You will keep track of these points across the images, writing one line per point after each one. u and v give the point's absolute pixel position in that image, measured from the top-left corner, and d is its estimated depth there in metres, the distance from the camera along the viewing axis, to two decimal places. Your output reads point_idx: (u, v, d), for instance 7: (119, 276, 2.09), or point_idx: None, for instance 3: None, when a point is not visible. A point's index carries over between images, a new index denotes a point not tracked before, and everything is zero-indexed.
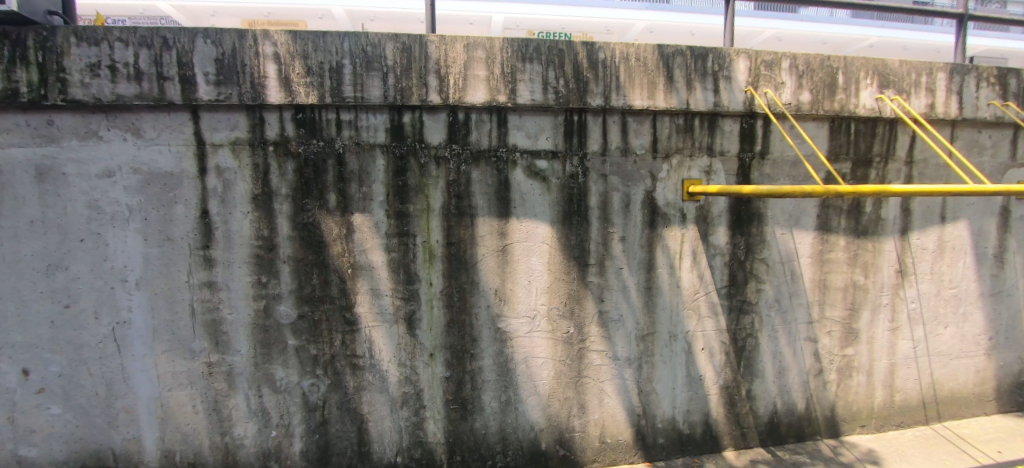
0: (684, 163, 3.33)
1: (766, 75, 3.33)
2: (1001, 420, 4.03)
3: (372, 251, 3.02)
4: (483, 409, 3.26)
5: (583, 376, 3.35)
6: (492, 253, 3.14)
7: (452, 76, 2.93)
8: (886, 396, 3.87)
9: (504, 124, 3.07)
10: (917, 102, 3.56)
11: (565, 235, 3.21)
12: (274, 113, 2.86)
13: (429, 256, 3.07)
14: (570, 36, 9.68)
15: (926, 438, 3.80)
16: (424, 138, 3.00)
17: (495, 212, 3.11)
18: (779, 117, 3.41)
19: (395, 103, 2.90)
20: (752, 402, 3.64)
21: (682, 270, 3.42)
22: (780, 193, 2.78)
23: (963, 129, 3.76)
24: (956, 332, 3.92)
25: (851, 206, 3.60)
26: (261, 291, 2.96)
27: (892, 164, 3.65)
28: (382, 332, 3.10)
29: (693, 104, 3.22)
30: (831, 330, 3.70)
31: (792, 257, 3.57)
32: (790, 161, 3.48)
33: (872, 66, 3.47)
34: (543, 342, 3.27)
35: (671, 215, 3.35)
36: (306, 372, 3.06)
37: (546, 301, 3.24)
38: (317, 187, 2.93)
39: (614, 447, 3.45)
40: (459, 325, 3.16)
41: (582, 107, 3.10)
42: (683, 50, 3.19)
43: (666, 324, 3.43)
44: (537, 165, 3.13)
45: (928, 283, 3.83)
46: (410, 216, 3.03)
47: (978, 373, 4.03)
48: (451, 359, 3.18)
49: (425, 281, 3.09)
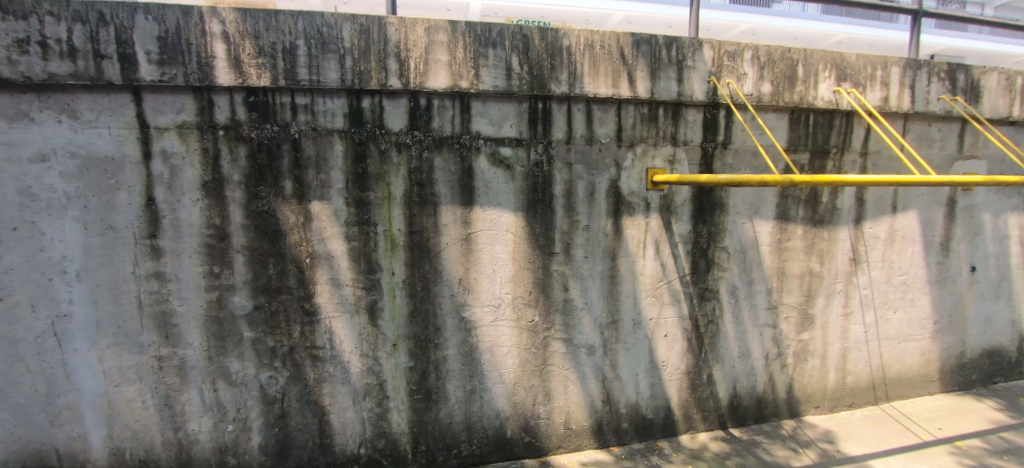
0: (648, 152, 3.34)
1: (729, 65, 3.36)
2: (942, 399, 4.27)
3: (331, 239, 2.94)
4: (448, 398, 3.24)
5: (548, 364, 3.36)
6: (456, 242, 3.10)
7: (412, 60, 2.85)
8: (838, 379, 4.03)
9: (467, 111, 3.01)
10: (872, 95, 3.66)
11: (530, 223, 3.19)
12: (224, 95, 2.72)
13: (391, 245, 3.01)
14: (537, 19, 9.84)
15: (875, 417, 3.99)
16: (384, 123, 2.91)
17: (459, 200, 3.06)
18: (740, 108, 3.45)
19: (353, 87, 2.80)
20: (713, 386, 3.73)
21: (646, 258, 3.45)
22: (738, 182, 2.83)
23: (914, 122, 3.89)
24: (904, 316, 4.11)
25: (809, 196, 3.70)
26: (213, 282, 2.84)
27: (848, 155, 3.76)
28: (342, 322, 3.03)
29: (657, 93, 3.22)
30: (788, 316, 3.82)
31: (752, 246, 3.65)
32: (751, 151, 3.54)
33: (830, 59, 3.54)
34: (508, 331, 3.26)
35: (635, 204, 3.37)
36: (263, 364, 2.97)
37: (510, 290, 3.23)
38: (271, 174, 2.82)
39: (578, 433, 3.49)
40: (422, 314, 3.12)
41: (546, 94, 3.06)
42: (648, 39, 3.18)
43: (630, 312, 3.47)
44: (501, 153, 3.09)
45: (879, 270, 3.98)
46: (370, 204, 2.95)
47: (924, 355, 4.23)
48: (414, 349, 3.14)
49: (387, 271, 3.03)
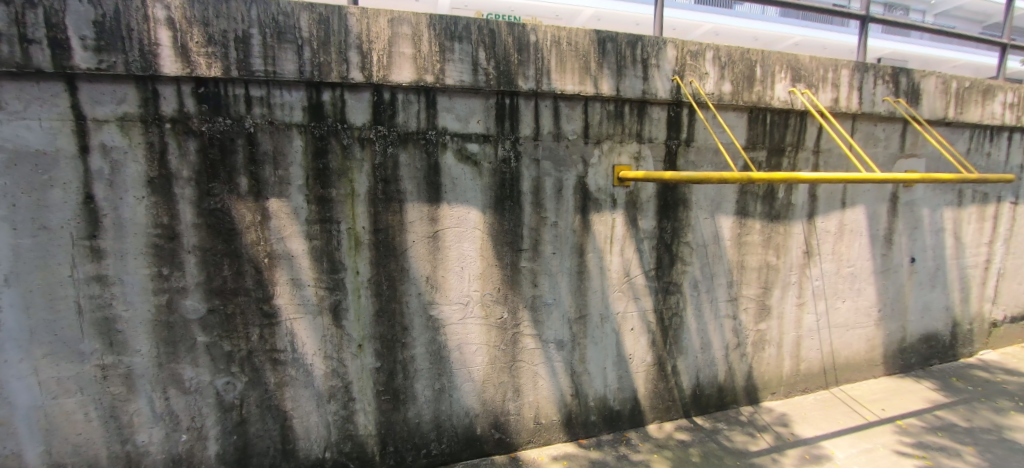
0: (615, 149, 3.37)
1: (692, 65, 3.42)
2: (885, 382, 4.56)
3: (291, 238, 2.82)
4: (416, 398, 3.19)
5: (517, 360, 3.36)
6: (422, 239, 3.04)
7: (375, 52, 2.75)
8: (793, 366, 4.22)
9: (433, 106, 2.94)
10: (824, 96, 3.83)
11: (498, 220, 3.16)
12: (170, 86, 2.54)
13: (354, 244, 2.92)
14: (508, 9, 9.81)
15: (825, 401, 4.22)
16: (346, 118, 2.81)
17: (425, 197, 3.00)
18: (702, 106, 3.53)
19: (312, 80, 2.68)
20: (677, 376, 3.84)
21: (613, 253, 3.49)
22: (700, 180, 2.90)
23: (862, 122, 4.10)
24: (852, 305, 4.34)
25: (766, 192, 3.84)
26: (162, 285, 2.67)
27: (802, 153, 3.92)
28: (305, 324, 2.92)
29: (623, 90, 3.25)
30: (747, 307, 3.96)
31: (714, 240, 3.76)
32: (712, 149, 3.64)
33: (786, 61, 3.67)
34: (476, 328, 3.23)
35: (602, 200, 3.40)
36: (218, 370, 2.82)
37: (478, 288, 3.20)
38: (225, 170, 2.67)
39: (548, 428, 3.52)
40: (389, 313, 3.05)
41: (513, 90, 3.03)
42: (614, 37, 3.20)
43: (597, 306, 3.51)
44: (468, 148, 3.04)
45: (830, 262, 4.19)
46: (332, 201, 2.84)
47: (869, 341, 4.50)
48: (381, 349, 3.07)
49: (351, 270, 2.94)
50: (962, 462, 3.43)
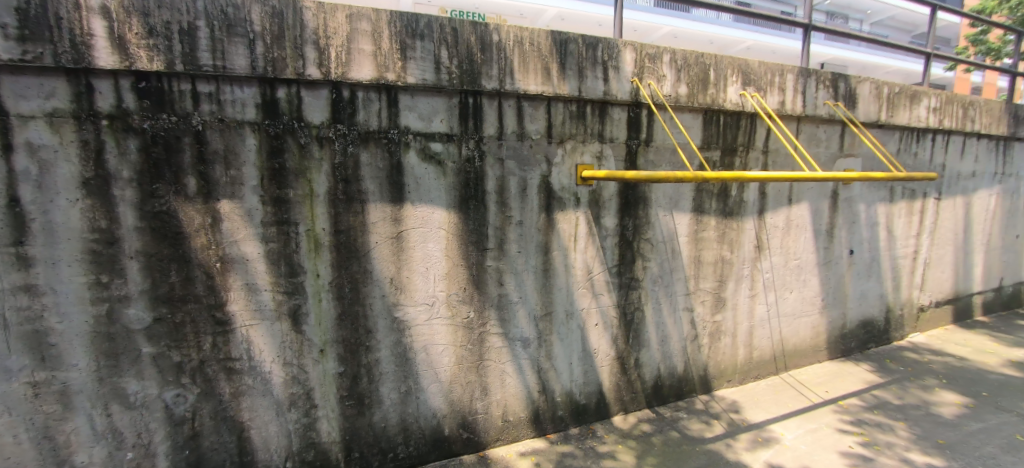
0: (577, 148, 3.42)
1: (650, 67, 3.51)
2: (828, 366, 4.87)
3: (244, 242, 2.69)
4: (381, 402, 3.13)
5: (484, 359, 3.36)
6: (385, 240, 2.97)
7: (333, 48, 2.66)
8: (747, 354, 4.44)
9: (394, 104, 2.88)
10: (771, 99, 4.03)
11: (463, 220, 3.14)
12: (107, 79, 2.36)
13: (314, 246, 2.82)
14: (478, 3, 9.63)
15: (776, 386, 4.47)
16: (303, 116, 2.70)
17: (388, 197, 2.94)
18: (660, 108, 3.64)
19: (266, 76, 2.57)
20: (639, 369, 3.95)
21: (577, 251, 3.55)
22: (658, 179, 2.98)
23: (806, 123, 4.34)
24: (799, 295, 4.61)
25: (720, 190, 4.01)
26: (101, 294, 2.48)
27: (752, 153, 4.12)
28: (262, 330, 2.80)
29: (584, 91, 3.30)
30: (703, 300, 4.13)
31: (673, 237, 3.89)
32: (669, 149, 3.76)
33: (737, 65, 3.83)
34: (442, 329, 3.20)
35: (566, 199, 3.44)
36: (167, 382, 2.66)
37: (444, 288, 3.17)
38: (170, 170, 2.51)
39: (516, 425, 3.54)
40: (351, 317, 2.97)
41: (475, 89, 3.01)
42: (575, 38, 3.25)
43: (562, 303, 3.56)
44: (431, 148, 3.00)
45: (779, 255, 4.43)
46: (289, 202, 2.73)
47: (814, 328, 4.80)
48: (344, 353, 2.99)
49: (311, 273, 2.84)
50: (895, 436, 3.72)
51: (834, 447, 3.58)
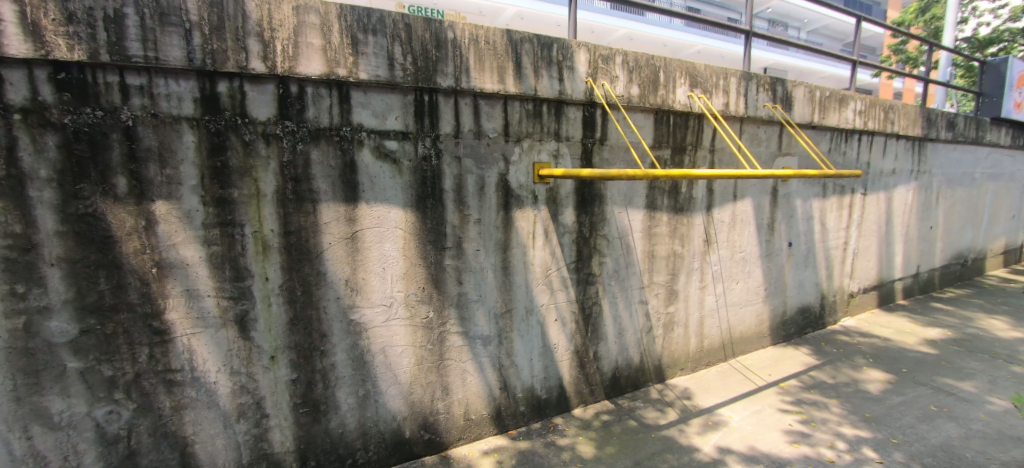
0: (534, 147, 3.44)
1: (603, 68, 3.58)
2: (771, 351, 5.18)
3: (183, 245, 2.51)
4: (338, 407, 3.03)
5: (444, 359, 3.33)
6: (339, 241, 2.87)
7: (279, 42, 2.54)
8: (698, 343, 4.65)
9: (346, 101, 2.78)
10: (717, 100, 4.21)
11: (420, 219, 3.08)
12: (19, 69, 2.13)
13: (262, 248, 2.68)
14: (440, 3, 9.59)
15: (724, 372, 4.70)
16: (247, 112, 2.56)
17: (341, 196, 2.84)
18: (614, 108, 3.72)
19: (205, 69, 2.41)
20: (598, 362, 4.04)
21: (536, 248, 3.58)
22: (612, 176, 3.04)
23: (748, 124, 4.57)
24: (744, 286, 4.87)
25: (671, 187, 4.16)
26: (17, 305, 2.25)
27: (700, 152, 4.29)
28: (205, 339, 2.63)
29: (540, 90, 3.32)
30: (657, 293, 4.27)
31: (627, 233, 4.00)
32: (623, 148, 3.85)
33: (686, 68, 3.97)
34: (401, 330, 3.14)
35: (524, 197, 3.46)
36: (98, 398, 2.45)
37: (402, 288, 3.11)
38: (96, 168, 2.30)
39: (477, 423, 3.53)
40: (304, 321, 2.85)
41: (431, 87, 2.96)
42: (531, 38, 3.26)
43: (522, 300, 3.58)
44: (386, 145, 2.92)
45: (726, 249, 4.65)
46: (233, 202, 2.58)
47: (758, 316, 5.08)
48: (297, 359, 2.87)
49: (259, 277, 2.70)
50: (829, 413, 4.01)
51: (777, 426, 3.81)
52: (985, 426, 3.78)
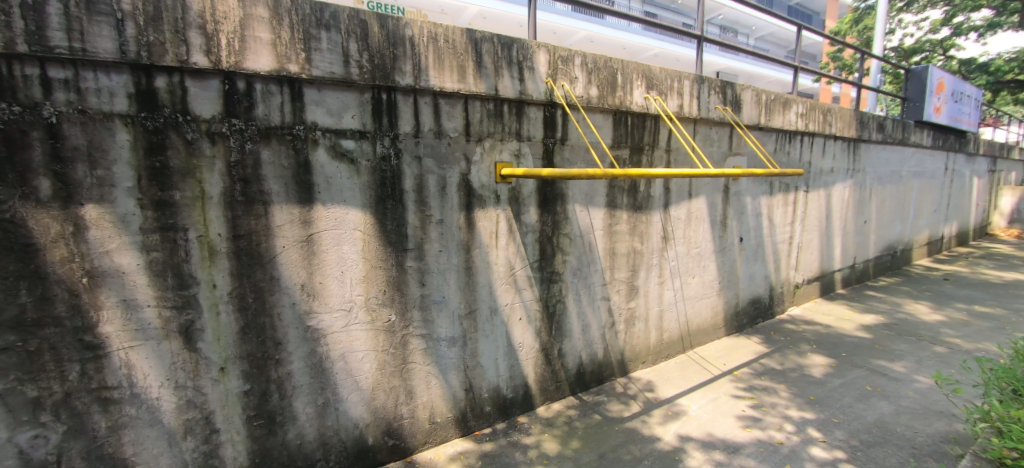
0: (496, 146, 3.42)
1: (563, 70, 3.60)
2: (725, 341, 5.41)
3: (118, 252, 2.32)
4: (296, 417, 2.90)
5: (408, 362, 3.26)
6: (294, 244, 2.75)
7: (224, 35, 2.39)
8: (658, 337, 4.78)
9: (298, 98, 2.66)
10: (672, 102, 4.34)
11: (380, 220, 3.00)
12: None
13: (208, 253, 2.52)
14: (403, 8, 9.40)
15: (683, 363, 4.86)
16: (189, 108, 2.39)
17: (295, 197, 2.71)
18: (573, 108, 3.75)
19: (140, 62, 2.23)
20: (562, 359, 4.08)
21: (499, 247, 3.56)
22: (572, 176, 3.06)
23: (701, 125, 4.74)
24: (700, 280, 5.05)
25: (630, 186, 4.25)
26: None
27: (657, 152, 4.41)
28: (145, 352, 2.45)
29: (500, 90, 3.30)
30: (619, 289, 4.36)
31: (589, 231, 4.05)
32: (583, 148, 3.89)
33: (642, 70, 4.06)
34: (362, 334, 3.05)
35: (486, 197, 3.43)
36: (20, 423, 2.21)
37: (362, 291, 3.01)
38: (14, 170, 2.08)
39: (443, 426, 3.48)
40: (257, 329, 2.71)
41: (389, 85, 2.88)
42: (490, 37, 3.23)
43: (486, 300, 3.56)
44: (342, 145, 2.82)
45: (683, 245, 4.81)
46: (175, 205, 2.41)
47: (713, 309, 5.29)
48: (249, 370, 2.72)
49: (205, 284, 2.54)
50: (778, 397, 4.23)
51: (731, 412, 3.98)
52: (913, 403, 4.10)
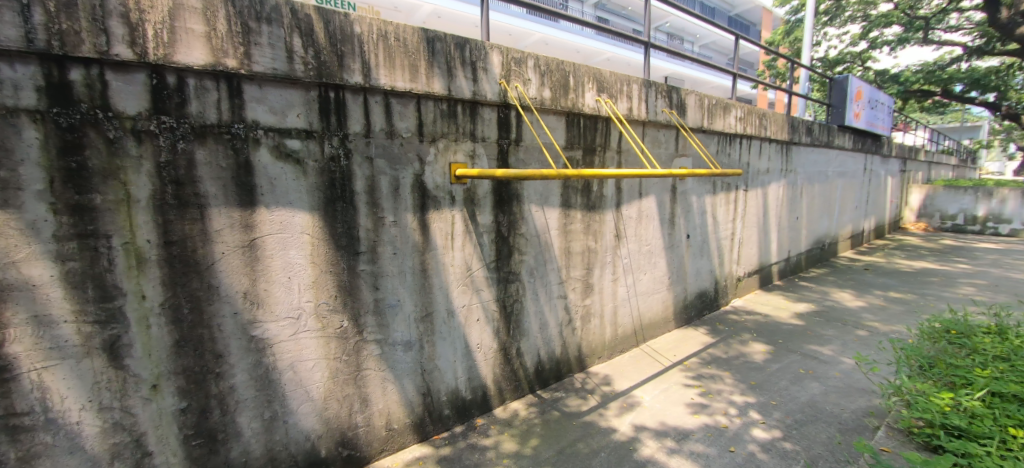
0: (450, 147, 3.36)
1: (516, 71, 3.60)
2: (675, 333, 5.63)
3: (28, 263, 2.08)
4: (241, 433, 2.73)
5: (362, 369, 3.15)
6: (235, 250, 2.58)
7: (150, 25, 2.20)
8: (613, 332, 4.90)
9: (237, 95, 2.49)
10: (622, 105, 4.45)
11: (329, 223, 2.87)
12: None
13: (136, 262, 2.31)
14: (354, 9, 9.01)
15: (637, 356, 5.02)
16: (111, 104, 2.18)
17: (234, 200, 2.54)
18: (527, 110, 3.76)
19: (51, 52, 2.01)
20: (520, 358, 4.09)
21: (455, 249, 3.51)
22: (525, 176, 3.06)
23: (650, 127, 4.89)
24: (651, 275, 5.23)
25: (583, 186, 4.32)
26: None
27: (609, 153, 4.50)
28: (62, 372, 2.21)
29: (454, 90, 3.25)
30: (575, 286, 4.43)
31: (544, 231, 4.08)
32: (538, 149, 3.91)
33: (593, 74, 4.14)
34: (312, 343, 2.91)
35: (441, 198, 3.37)
36: None
37: (311, 298, 2.88)
38: None
39: (400, 432, 3.40)
40: (194, 342, 2.51)
41: (336, 83, 2.76)
42: (443, 37, 3.17)
43: (442, 302, 3.50)
44: (287, 145, 2.67)
45: (635, 243, 4.96)
46: (95, 210, 2.19)
47: (664, 303, 5.49)
48: (186, 386, 2.52)
49: (133, 295, 2.32)
50: (723, 384, 4.45)
51: (681, 400, 4.15)
52: (840, 382, 4.44)
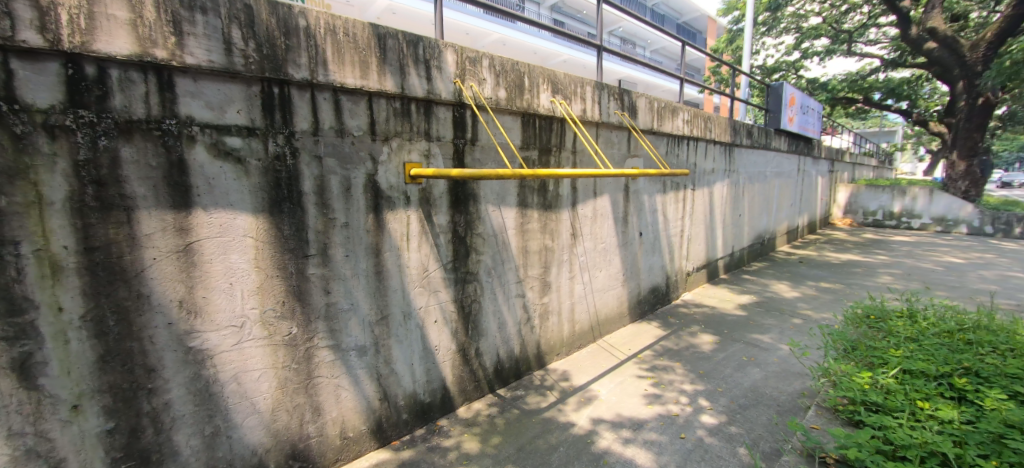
0: (404, 146, 3.27)
1: (471, 71, 3.55)
2: (630, 328, 5.79)
3: None
4: (178, 452, 2.53)
5: (313, 377, 3.00)
6: (168, 256, 2.38)
7: (65, 10, 1.99)
8: (570, 328, 4.96)
9: (169, 89, 2.30)
10: (576, 106, 4.50)
11: (275, 225, 2.72)
12: None
13: (51, 270, 2.09)
14: None
15: (594, 352, 5.11)
16: (17, 96, 1.96)
17: (167, 202, 2.35)
18: (482, 110, 3.73)
19: None
20: (479, 358, 4.06)
21: (411, 250, 3.42)
22: (481, 176, 3.02)
23: (604, 128, 4.98)
24: (607, 272, 5.34)
25: (540, 186, 4.34)
26: None
27: (564, 153, 4.55)
28: None
29: (407, 88, 3.16)
30: (532, 285, 4.44)
31: (502, 231, 4.06)
32: (494, 149, 3.89)
33: (548, 75, 4.16)
34: (257, 352, 2.75)
35: (395, 198, 3.27)
36: None
37: (256, 305, 2.71)
38: None
39: (356, 440, 3.27)
40: (121, 357, 2.30)
41: (280, 78, 2.61)
42: (395, 33, 3.08)
43: (399, 304, 3.40)
44: (226, 142, 2.50)
45: (590, 240, 5.04)
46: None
47: (619, 299, 5.62)
48: (114, 404, 2.31)
49: (48, 308, 2.10)
50: (675, 374, 4.62)
51: (636, 392, 4.27)
52: (778, 367, 4.72)
